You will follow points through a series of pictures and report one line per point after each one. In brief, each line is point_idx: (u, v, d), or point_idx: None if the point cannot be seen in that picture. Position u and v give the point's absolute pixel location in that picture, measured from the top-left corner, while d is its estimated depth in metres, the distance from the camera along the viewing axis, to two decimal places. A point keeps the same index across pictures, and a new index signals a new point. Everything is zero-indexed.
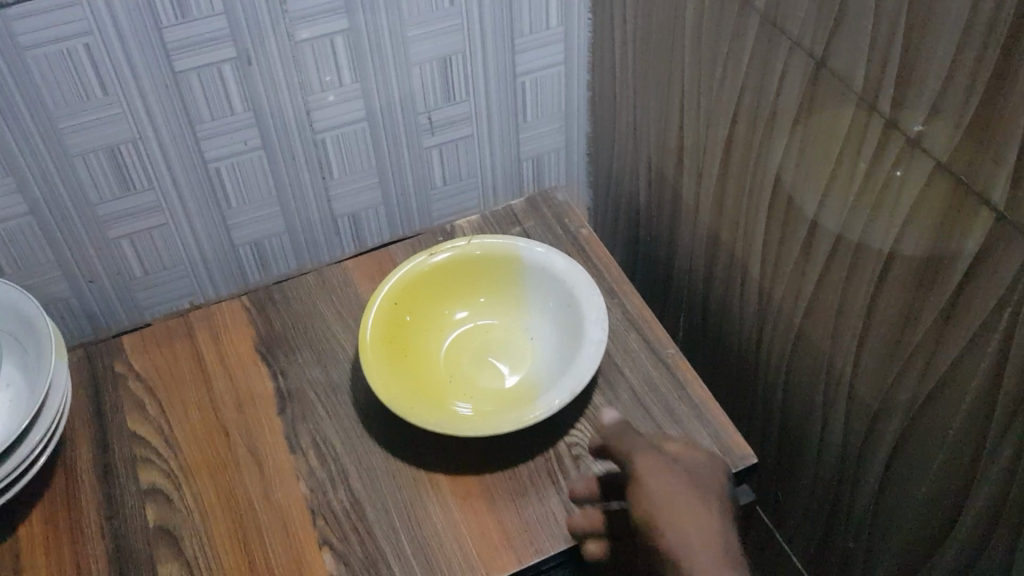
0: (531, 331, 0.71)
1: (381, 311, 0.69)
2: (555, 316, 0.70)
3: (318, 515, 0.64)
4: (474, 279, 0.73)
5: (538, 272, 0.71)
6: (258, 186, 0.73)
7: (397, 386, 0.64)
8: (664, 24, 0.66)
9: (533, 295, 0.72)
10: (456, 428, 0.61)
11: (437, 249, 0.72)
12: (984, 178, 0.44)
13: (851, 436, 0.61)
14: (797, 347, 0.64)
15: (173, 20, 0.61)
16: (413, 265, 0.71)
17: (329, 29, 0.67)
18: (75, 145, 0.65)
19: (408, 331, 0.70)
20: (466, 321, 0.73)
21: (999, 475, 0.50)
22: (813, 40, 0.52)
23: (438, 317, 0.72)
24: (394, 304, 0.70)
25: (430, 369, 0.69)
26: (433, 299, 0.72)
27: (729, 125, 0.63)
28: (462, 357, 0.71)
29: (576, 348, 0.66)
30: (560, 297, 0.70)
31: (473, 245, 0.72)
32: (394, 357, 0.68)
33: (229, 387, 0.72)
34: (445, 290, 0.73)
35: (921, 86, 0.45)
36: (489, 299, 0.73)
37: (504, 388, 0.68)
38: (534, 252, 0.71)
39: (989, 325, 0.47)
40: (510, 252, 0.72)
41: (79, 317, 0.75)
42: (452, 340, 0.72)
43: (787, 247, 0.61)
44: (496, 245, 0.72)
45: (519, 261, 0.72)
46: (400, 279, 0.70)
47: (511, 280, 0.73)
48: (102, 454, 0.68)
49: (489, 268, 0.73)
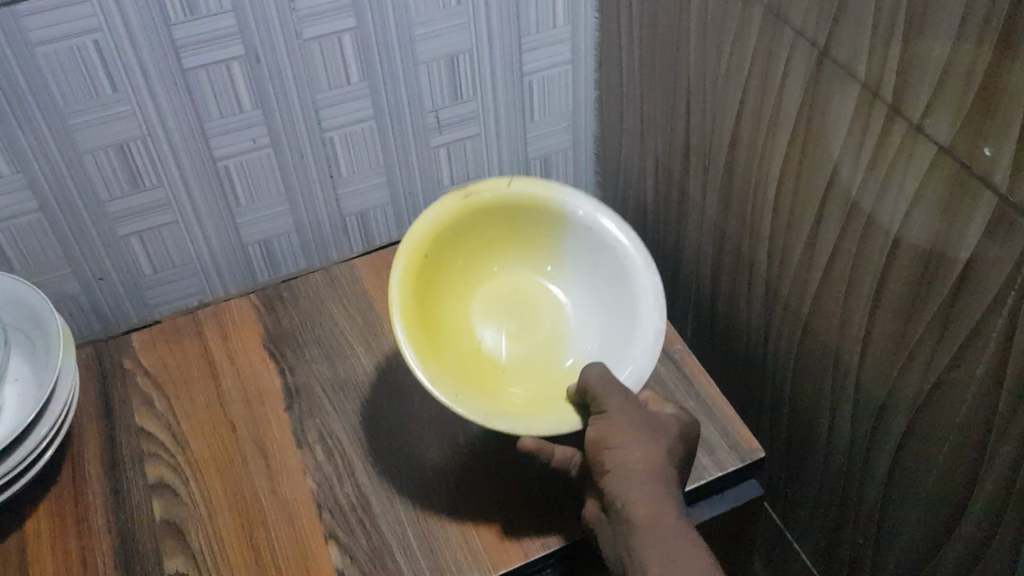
0: (562, 287, 0.69)
1: (416, 268, 0.62)
2: (593, 278, 0.67)
3: (324, 509, 0.64)
4: (506, 223, 0.67)
5: (581, 228, 0.66)
6: (267, 184, 0.74)
7: (438, 361, 0.59)
8: (669, 20, 0.66)
9: (570, 250, 0.68)
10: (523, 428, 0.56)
11: (473, 191, 0.65)
12: (985, 159, 0.43)
13: (859, 430, 0.61)
14: (804, 341, 0.64)
15: (183, 17, 0.62)
16: (447, 209, 0.64)
17: (336, 28, 0.67)
18: (85, 143, 0.65)
19: (434, 281, 0.65)
20: (490, 266, 0.69)
21: (1005, 463, 0.49)
22: (815, 29, 0.52)
23: (462, 262, 0.68)
24: (426, 255, 0.63)
25: (456, 329, 0.66)
26: (461, 242, 0.66)
27: (734, 121, 0.63)
28: (485, 312, 0.68)
29: (625, 329, 0.63)
30: (603, 261, 0.66)
31: (513, 190, 0.66)
32: (426, 320, 0.63)
33: (236, 383, 0.72)
34: (475, 235, 0.67)
35: (922, 72, 0.45)
36: (518, 244, 0.69)
37: (534, 358, 0.66)
38: (581, 208, 0.66)
39: (990, 313, 0.46)
40: (553, 204, 0.66)
41: (88, 314, 0.75)
42: (474, 290, 0.68)
43: (792, 240, 0.61)
44: (538, 194, 0.66)
45: (562, 213, 0.66)
46: (431, 228, 0.63)
47: (540, 229, 0.68)
48: (109, 449, 0.68)
49: (521, 214, 0.67)
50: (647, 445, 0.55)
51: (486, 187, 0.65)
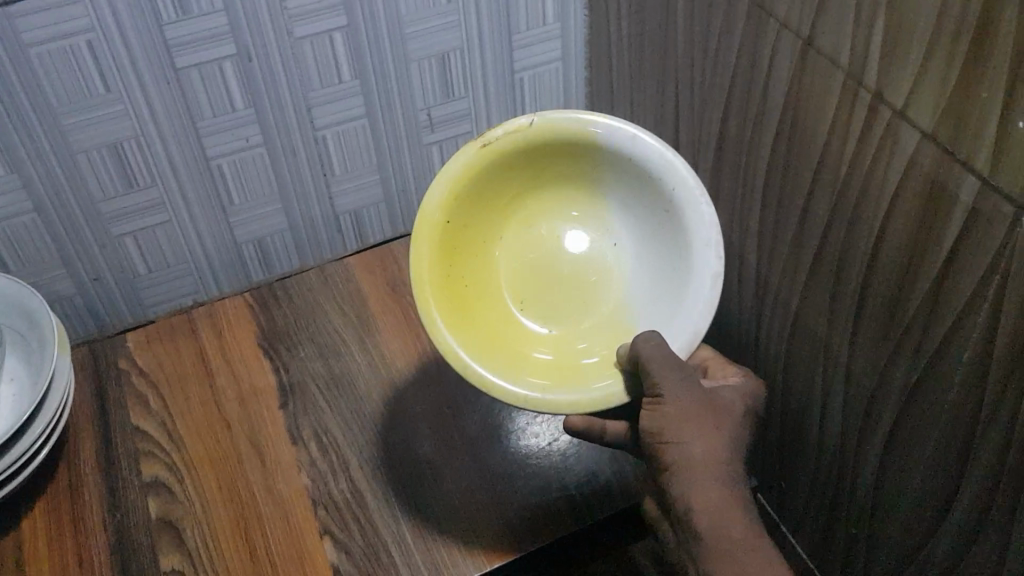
0: (617, 220, 0.62)
1: (435, 243, 0.58)
2: (646, 208, 0.60)
3: (319, 505, 0.64)
4: (538, 160, 0.60)
5: (622, 157, 0.58)
6: (260, 183, 0.74)
7: (468, 340, 0.57)
8: (657, 16, 0.67)
9: (617, 177, 0.60)
10: (559, 403, 0.54)
11: (489, 140, 0.58)
12: (967, 145, 0.44)
13: (850, 420, 0.61)
14: (794, 333, 0.64)
15: (175, 17, 0.62)
16: (467, 159, 0.58)
17: (328, 27, 0.68)
18: (79, 143, 0.65)
19: (467, 244, 0.61)
20: (536, 204, 0.63)
21: (993, 451, 0.49)
22: (799, 19, 0.52)
23: (500, 209, 0.62)
24: (446, 222, 0.59)
25: (500, 291, 0.62)
26: (492, 190, 0.61)
27: (721, 116, 0.64)
28: (537, 258, 0.63)
29: (681, 274, 0.56)
30: (652, 192, 0.58)
31: (535, 129, 0.58)
32: (459, 294, 0.59)
33: (230, 382, 0.72)
34: (507, 179, 0.61)
35: (904, 60, 0.45)
36: (561, 175, 0.62)
37: (591, 311, 0.62)
38: (618, 133, 0.57)
39: (975, 300, 0.46)
40: (586, 133, 0.58)
41: (82, 315, 0.75)
42: (521, 237, 0.63)
43: (781, 233, 0.62)
44: (565, 125, 0.58)
45: (596, 142, 0.58)
46: (447, 194, 0.58)
47: (589, 160, 0.60)
48: (104, 448, 0.68)
49: (560, 147, 0.59)
50: (701, 415, 0.54)
51: (504, 131, 0.58)
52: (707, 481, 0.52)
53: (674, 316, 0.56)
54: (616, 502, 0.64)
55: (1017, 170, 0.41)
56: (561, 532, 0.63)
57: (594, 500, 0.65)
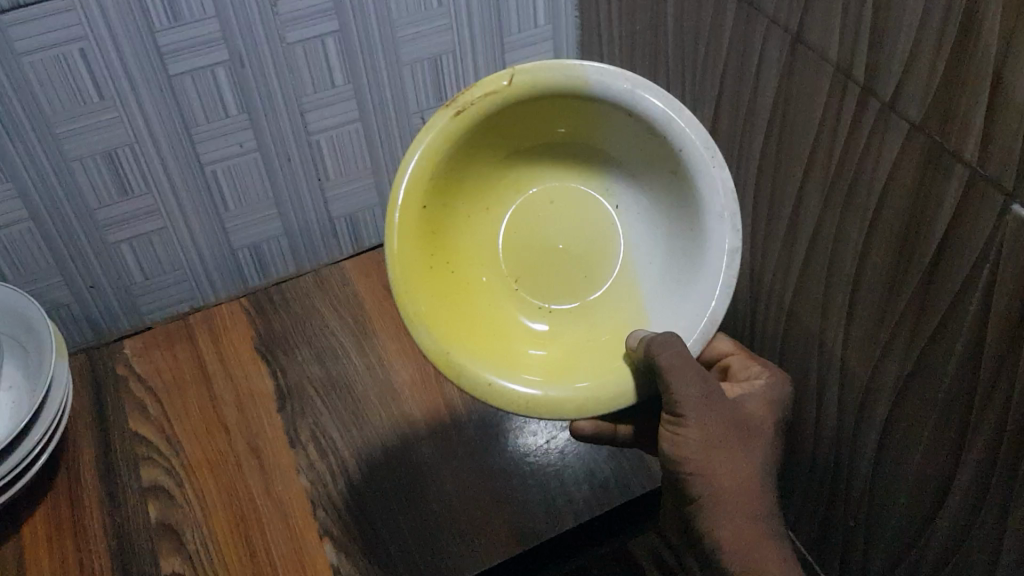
0: (613, 168, 0.59)
1: (414, 233, 0.54)
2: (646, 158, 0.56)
3: (318, 507, 0.65)
4: (517, 120, 0.56)
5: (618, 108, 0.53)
6: (254, 188, 0.74)
7: (463, 344, 0.53)
8: (647, 14, 0.68)
9: (610, 127, 0.56)
10: (566, 404, 0.51)
11: (462, 106, 0.53)
12: (955, 136, 0.44)
13: (846, 413, 0.61)
14: (789, 327, 0.65)
15: (167, 24, 0.62)
16: (442, 131, 0.53)
17: (320, 32, 0.68)
18: (74, 151, 0.66)
19: (446, 220, 0.57)
20: (518, 159, 0.59)
21: (987, 441, 0.49)
22: (788, 15, 0.52)
23: (480, 171, 0.58)
24: (423, 206, 0.54)
25: (489, 261, 0.60)
26: (470, 155, 0.56)
27: (712, 113, 0.64)
28: (528, 220, 0.60)
29: (696, 239, 0.53)
30: (656, 146, 0.54)
31: (516, 87, 0.53)
32: (443, 281, 0.56)
33: (228, 386, 0.73)
34: (486, 140, 0.56)
35: (892, 52, 0.46)
36: (544, 125, 0.57)
37: (588, 270, 0.59)
38: (612, 85, 0.52)
39: (967, 290, 0.46)
40: (575, 84, 0.53)
41: (79, 322, 0.75)
42: (504, 199, 0.60)
43: (773, 228, 0.62)
44: (549, 79, 0.53)
45: (588, 93, 0.53)
46: (422, 174, 0.54)
47: (574, 115, 0.56)
48: (104, 454, 0.69)
49: (542, 103, 0.55)
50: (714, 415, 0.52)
51: (479, 94, 0.53)
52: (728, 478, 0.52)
53: (689, 288, 0.53)
54: (614, 498, 0.65)
55: (1005, 159, 0.41)
56: (559, 530, 0.63)
57: (594, 497, 0.65)
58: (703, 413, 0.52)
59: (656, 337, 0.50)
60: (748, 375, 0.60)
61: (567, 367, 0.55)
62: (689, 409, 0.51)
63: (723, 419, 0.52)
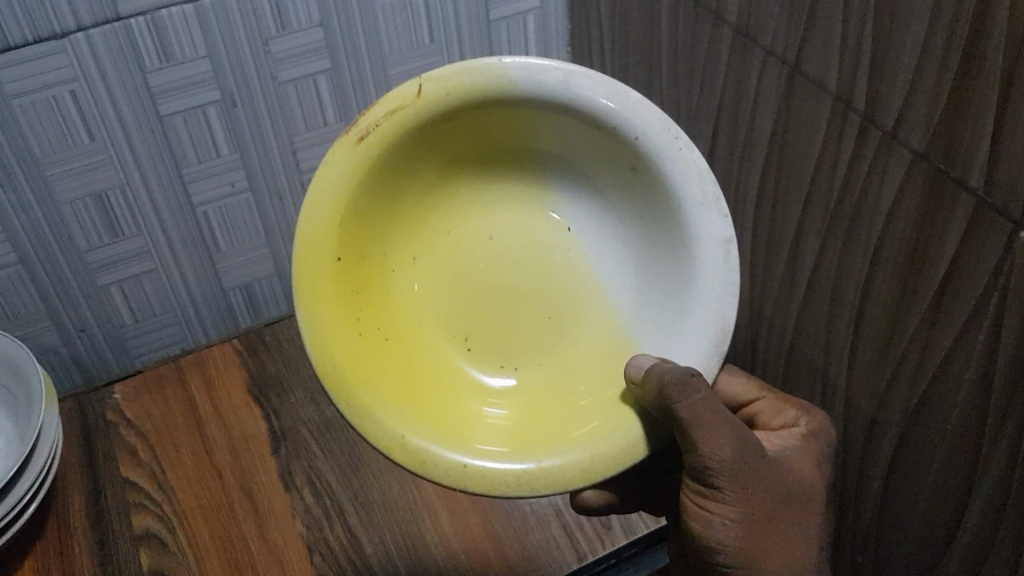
0: (556, 174, 0.59)
1: (333, 293, 0.52)
2: (592, 159, 0.56)
3: (315, 552, 0.63)
4: (440, 139, 0.55)
5: (553, 106, 0.53)
6: (246, 227, 0.74)
7: (424, 425, 0.50)
8: (641, 46, 0.68)
9: (548, 129, 0.55)
10: (565, 473, 0.48)
11: (361, 131, 0.52)
12: (960, 163, 0.44)
13: (850, 447, 0.61)
14: (791, 360, 0.64)
15: (159, 63, 0.62)
16: (356, 161, 0.52)
17: (311, 70, 0.68)
18: (63, 193, 0.65)
19: (366, 275, 0.55)
20: (445, 191, 0.59)
21: (997, 474, 0.48)
22: (786, 46, 0.52)
23: (401, 213, 0.57)
24: (338, 258, 0.52)
25: (427, 320, 0.58)
26: (389, 189, 0.55)
27: (708, 145, 0.64)
28: (463, 256, 0.58)
29: (676, 240, 0.52)
30: (606, 142, 0.54)
31: (425, 95, 0.52)
32: (378, 351, 0.54)
33: (221, 430, 0.71)
34: (404, 169, 0.55)
35: (892, 81, 0.46)
36: (477, 140, 0.57)
37: (554, 297, 0.58)
38: (542, 72, 0.52)
39: (975, 318, 0.46)
40: (501, 82, 0.52)
41: (68, 367, 0.74)
42: (431, 245, 0.59)
43: (772, 261, 0.62)
44: (467, 78, 0.52)
45: (517, 90, 0.52)
46: (332, 217, 0.51)
47: (503, 120, 0.55)
48: (94, 502, 0.67)
49: (464, 112, 0.53)
50: (745, 459, 0.50)
51: (382, 113, 0.52)
52: (757, 514, 0.51)
53: (678, 301, 0.52)
54: (620, 539, 0.64)
55: (1010, 187, 0.41)
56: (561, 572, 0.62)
57: (598, 538, 0.64)
58: (738, 482, 0.49)
59: (669, 372, 0.47)
60: (783, 420, 0.59)
61: (540, 433, 0.52)
62: (723, 473, 0.49)
63: (755, 471, 0.50)
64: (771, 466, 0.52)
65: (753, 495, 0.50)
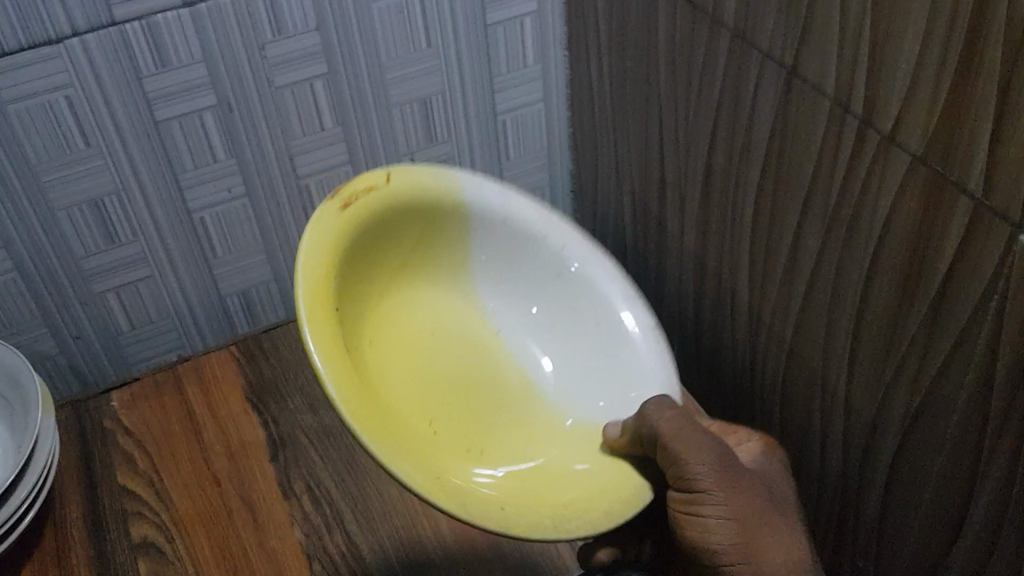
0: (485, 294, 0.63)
1: (333, 334, 0.50)
2: (522, 272, 0.63)
3: (314, 560, 0.63)
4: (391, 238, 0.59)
5: (495, 220, 0.62)
6: (243, 233, 0.73)
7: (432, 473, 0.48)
8: (638, 50, 0.68)
9: (484, 246, 0.63)
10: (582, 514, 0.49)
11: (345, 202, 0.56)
12: (959, 166, 0.43)
13: (851, 453, 0.60)
14: (791, 365, 0.64)
15: (154, 69, 0.62)
16: (337, 227, 0.54)
17: (308, 75, 0.68)
18: (58, 200, 0.64)
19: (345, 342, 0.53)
20: (387, 301, 0.60)
21: (998, 479, 0.48)
22: (783, 49, 0.52)
23: (356, 307, 0.57)
24: (330, 309, 0.52)
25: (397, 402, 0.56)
26: (348, 280, 0.56)
27: (706, 149, 0.64)
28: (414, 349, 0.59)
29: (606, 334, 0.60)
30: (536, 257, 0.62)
31: (393, 184, 0.58)
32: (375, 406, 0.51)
33: (219, 438, 0.71)
34: (361, 264, 0.58)
35: (890, 84, 0.46)
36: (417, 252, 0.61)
37: (500, 395, 0.60)
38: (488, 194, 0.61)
39: (976, 323, 0.46)
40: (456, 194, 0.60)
41: (65, 374, 0.74)
42: (383, 340, 0.59)
43: (771, 265, 0.61)
44: (430, 183, 0.60)
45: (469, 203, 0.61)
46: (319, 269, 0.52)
47: (448, 231, 0.62)
48: (91, 510, 0.67)
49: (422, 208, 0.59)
50: (724, 468, 0.51)
51: (363, 189, 0.57)
52: (752, 521, 0.50)
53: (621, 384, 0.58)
54: None
55: (1011, 190, 0.41)
56: None
57: None
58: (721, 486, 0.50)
59: (646, 406, 0.53)
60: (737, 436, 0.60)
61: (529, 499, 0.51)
62: (702, 475, 0.50)
63: (738, 480, 0.51)
64: (755, 479, 0.52)
65: (741, 502, 0.50)
